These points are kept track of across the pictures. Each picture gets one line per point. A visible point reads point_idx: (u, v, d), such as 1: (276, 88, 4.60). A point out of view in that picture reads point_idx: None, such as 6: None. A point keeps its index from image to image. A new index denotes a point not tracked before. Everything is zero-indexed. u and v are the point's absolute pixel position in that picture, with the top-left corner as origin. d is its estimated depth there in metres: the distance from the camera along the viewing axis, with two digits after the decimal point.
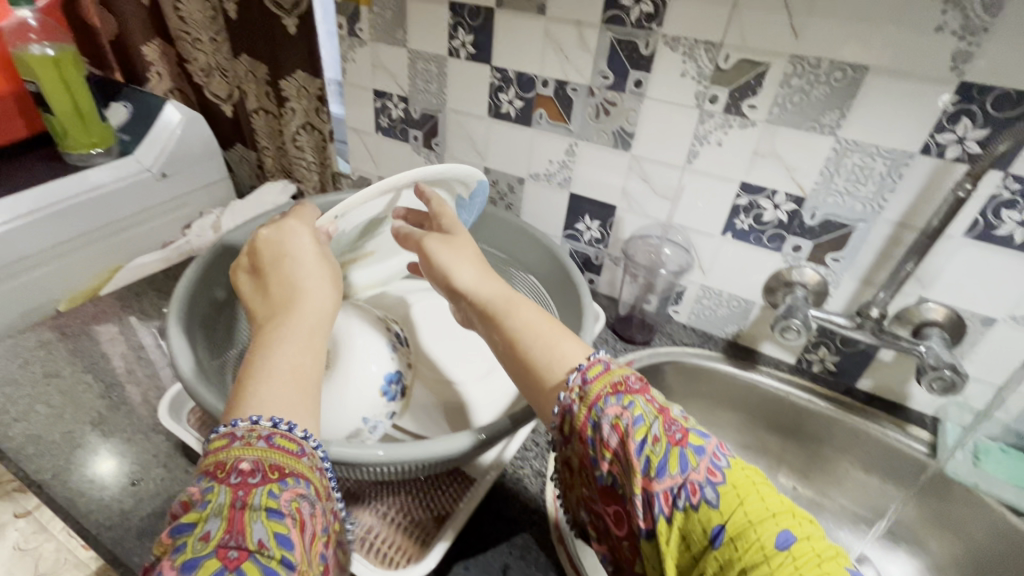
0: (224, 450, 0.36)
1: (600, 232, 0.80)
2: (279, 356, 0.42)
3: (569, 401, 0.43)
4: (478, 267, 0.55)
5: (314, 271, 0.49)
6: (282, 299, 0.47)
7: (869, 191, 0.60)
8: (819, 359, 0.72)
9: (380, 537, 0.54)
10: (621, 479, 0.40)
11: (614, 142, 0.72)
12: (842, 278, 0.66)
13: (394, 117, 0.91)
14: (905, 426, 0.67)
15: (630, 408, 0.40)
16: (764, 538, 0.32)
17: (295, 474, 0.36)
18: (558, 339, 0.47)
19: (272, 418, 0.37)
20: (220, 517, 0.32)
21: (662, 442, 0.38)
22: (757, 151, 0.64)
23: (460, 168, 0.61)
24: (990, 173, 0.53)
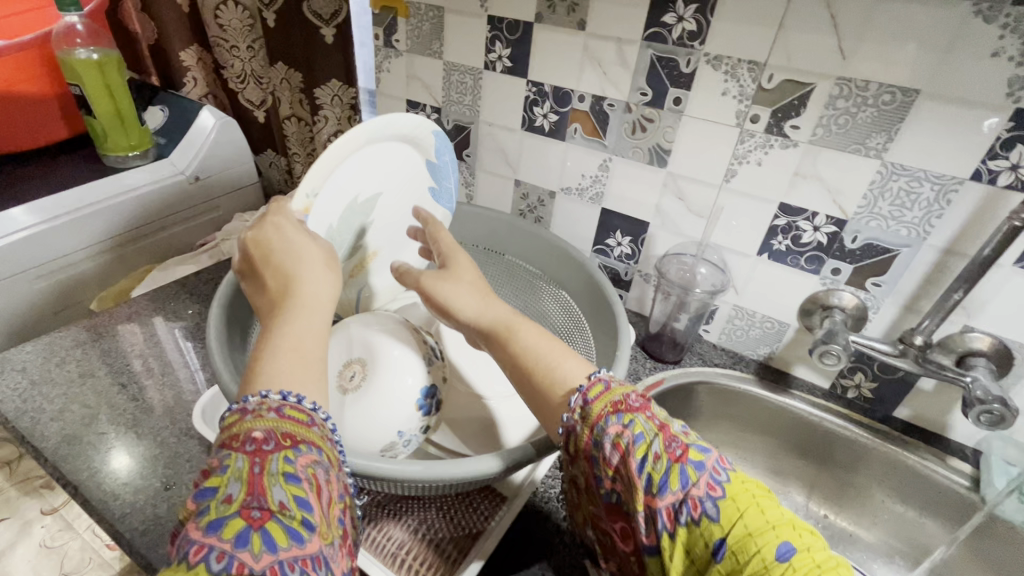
0: (237, 423, 0.35)
1: (630, 248, 0.80)
2: (278, 341, 0.42)
3: (571, 422, 0.43)
4: (477, 293, 0.57)
5: (310, 258, 0.49)
6: (281, 290, 0.47)
7: (915, 216, 0.59)
8: (855, 385, 0.70)
9: (408, 551, 0.54)
10: (624, 497, 0.40)
11: (649, 158, 0.72)
12: (883, 303, 0.65)
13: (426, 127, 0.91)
14: (946, 459, 0.65)
15: (630, 427, 0.40)
16: (764, 552, 0.32)
17: (308, 441, 0.36)
18: (559, 360, 0.49)
19: (281, 391, 0.37)
20: (240, 481, 0.32)
21: (662, 459, 0.37)
22: (798, 172, 0.63)
23: (398, 121, 0.62)
24: None
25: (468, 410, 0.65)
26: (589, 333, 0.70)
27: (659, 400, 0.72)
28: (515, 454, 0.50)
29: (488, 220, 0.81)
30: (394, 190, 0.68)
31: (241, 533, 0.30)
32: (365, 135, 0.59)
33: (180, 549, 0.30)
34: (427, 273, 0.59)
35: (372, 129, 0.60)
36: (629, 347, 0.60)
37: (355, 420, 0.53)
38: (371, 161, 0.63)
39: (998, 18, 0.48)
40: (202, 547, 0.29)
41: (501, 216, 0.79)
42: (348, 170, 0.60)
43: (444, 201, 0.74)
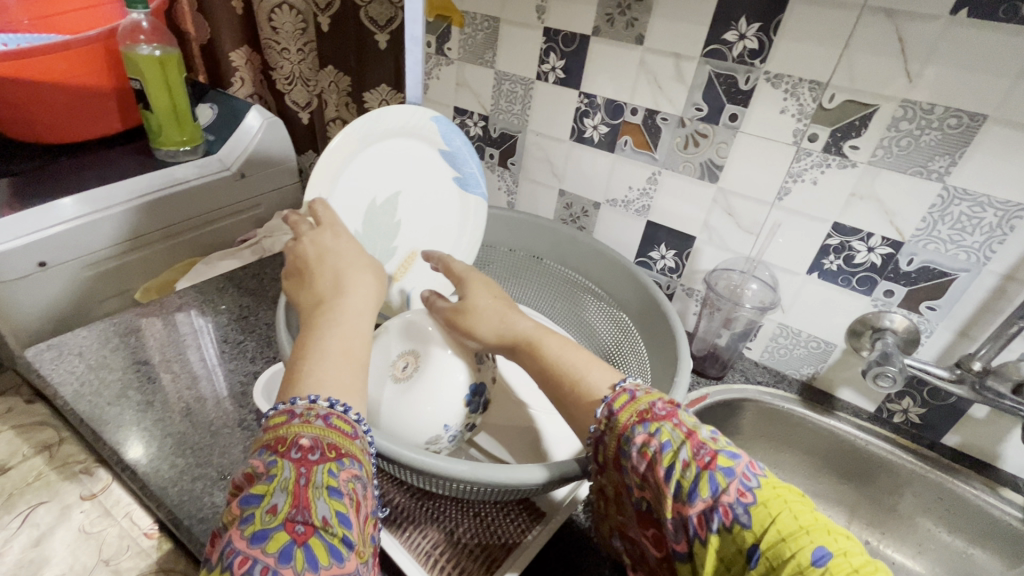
0: (283, 427, 0.35)
1: (674, 262, 0.80)
2: (329, 341, 0.42)
3: (599, 432, 0.43)
4: (506, 312, 0.55)
5: (360, 265, 0.50)
6: (328, 287, 0.48)
7: (975, 241, 0.58)
8: (903, 410, 0.70)
9: (439, 550, 0.49)
10: (652, 504, 0.39)
11: (700, 173, 0.72)
12: (937, 327, 0.64)
13: (472, 134, 0.92)
14: (997, 488, 0.64)
15: (658, 435, 0.39)
16: (799, 556, 0.31)
17: (351, 455, 0.36)
18: (587, 368, 0.48)
19: (329, 398, 0.37)
20: (286, 491, 0.32)
21: (690, 466, 0.36)
22: (855, 192, 0.63)
23: (393, 114, 0.63)
24: None
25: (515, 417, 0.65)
26: (642, 350, 0.70)
27: (702, 415, 0.72)
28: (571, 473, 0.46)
29: (552, 233, 0.81)
30: (421, 191, 0.68)
31: (284, 548, 0.29)
32: (360, 136, 0.61)
33: (223, 556, 0.30)
34: (446, 306, 0.56)
35: (365, 127, 0.61)
36: (688, 372, 0.59)
37: (401, 411, 0.52)
38: (380, 160, 0.64)
39: None
40: (247, 560, 0.28)
41: (568, 231, 0.80)
42: (356, 173, 0.61)
43: (473, 186, 0.71)
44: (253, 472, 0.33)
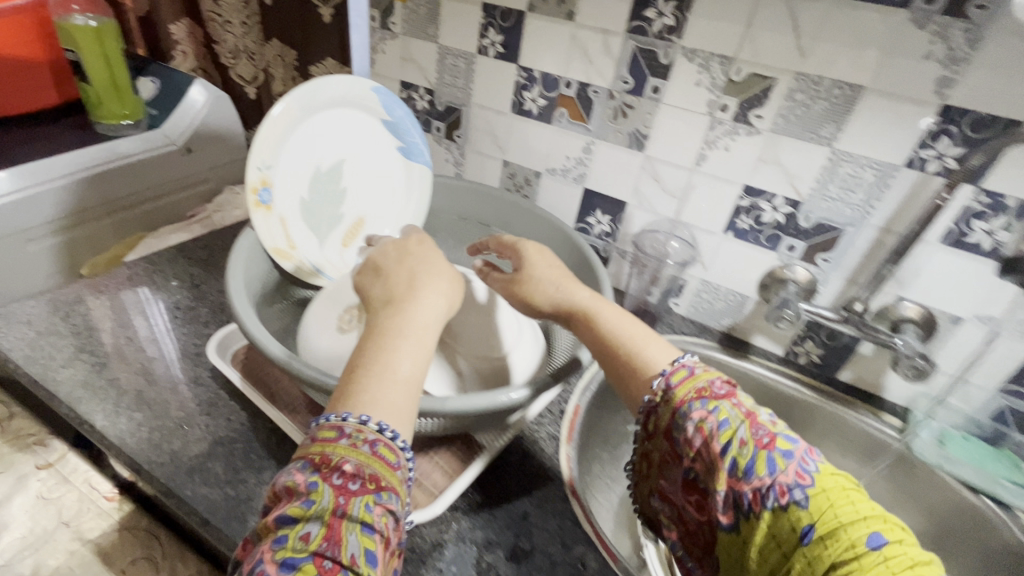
0: (331, 444, 0.38)
1: (609, 227, 0.86)
2: (396, 357, 0.43)
3: (654, 403, 0.49)
4: (569, 284, 0.59)
5: (440, 274, 0.51)
6: (405, 288, 0.49)
7: (858, 198, 0.66)
8: (806, 352, 0.78)
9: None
10: (703, 474, 0.45)
11: (629, 142, 0.78)
12: (831, 276, 0.73)
13: (419, 108, 0.95)
14: (880, 415, 0.74)
15: (715, 413, 0.45)
16: (854, 539, 0.37)
17: (390, 488, 0.37)
18: (643, 346, 0.53)
19: (381, 423, 0.39)
20: (321, 520, 0.34)
21: (748, 445, 0.43)
22: (760, 157, 0.70)
23: (333, 83, 0.65)
24: (964, 187, 0.59)
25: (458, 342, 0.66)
26: None
27: None
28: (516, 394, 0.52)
29: (495, 200, 0.86)
30: (363, 159, 0.72)
31: None
32: (299, 105, 0.62)
33: (255, 572, 0.33)
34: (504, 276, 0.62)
35: (305, 97, 0.63)
36: None
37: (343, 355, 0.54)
38: (324, 128, 0.66)
39: (930, 25, 0.56)
40: None
41: (509, 197, 0.85)
42: (299, 141, 0.64)
43: (416, 155, 0.75)
44: (294, 487, 0.36)
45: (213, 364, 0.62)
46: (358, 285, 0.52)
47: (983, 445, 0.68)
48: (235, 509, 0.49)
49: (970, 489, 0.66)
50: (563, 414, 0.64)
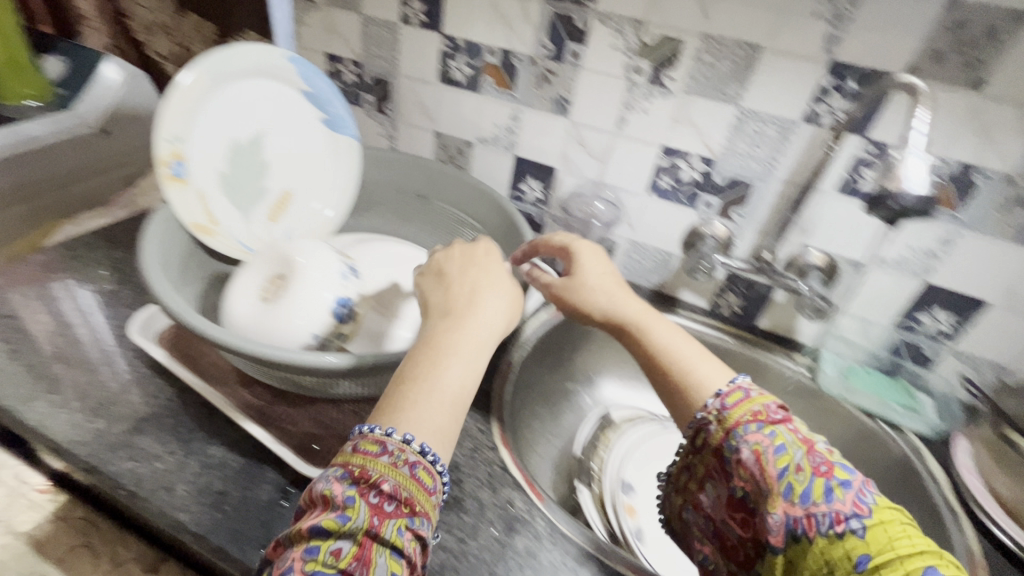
0: (371, 460, 0.40)
1: (541, 193, 0.89)
2: (445, 376, 0.46)
3: (706, 420, 0.49)
4: (628, 296, 0.59)
5: (500, 288, 0.54)
6: (465, 301, 0.52)
7: (764, 153, 0.71)
8: (728, 303, 0.83)
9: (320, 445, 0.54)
10: (752, 495, 0.45)
11: (553, 108, 0.80)
12: (745, 230, 0.77)
13: (347, 80, 0.94)
14: (794, 356, 0.79)
15: (772, 437, 0.45)
16: (912, 570, 0.37)
17: (422, 514, 0.39)
18: (695, 364, 0.53)
19: (422, 445, 0.41)
20: (354, 538, 0.36)
21: (803, 471, 0.43)
22: (675, 118, 0.73)
23: (245, 52, 0.64)
24: (851, 138, 0.64)
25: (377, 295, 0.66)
26: None
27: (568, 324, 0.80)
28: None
29: (427, 169, 0.86)
30: (284, 130, 0.71)
31: None
32: (209, 74, 0.61)
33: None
34: (557, 279, 0.61)
35: (214, 66, 0.61)
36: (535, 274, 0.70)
37: (266, 324, 0.53)
38: (239, 98, 0.65)
39: None
40: None
41: (438, 165, 0.85)
42: (212, 112, 0.63)
43: (341, 127, 0.74)
44: (332, 497, 0.38)
45: (136, 343, 0.61)
46: (420, 290, 0.56)
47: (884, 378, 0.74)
48: (161, 478, 0.49)
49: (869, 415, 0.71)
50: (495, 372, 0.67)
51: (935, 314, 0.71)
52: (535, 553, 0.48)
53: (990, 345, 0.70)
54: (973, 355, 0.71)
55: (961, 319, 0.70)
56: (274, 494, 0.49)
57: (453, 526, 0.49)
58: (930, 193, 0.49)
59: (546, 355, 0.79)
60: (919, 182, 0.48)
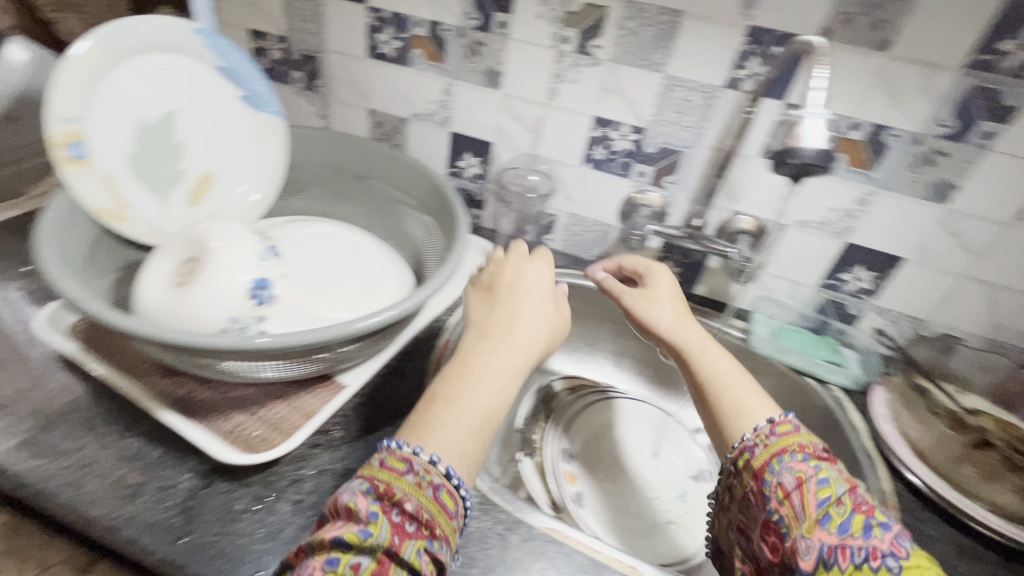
0: (396, 478, 0.41)
1: (480, 168, 0.87)
2: (473, 398, 0.47)
3: (750, 442, 0.48)
4: (682, 317, 0.61)
5: (541, 312, 0.56)
6: (508, 320, 0.54)
7: (691, 120, 0.71)
8: (666, 271, 0.85)
9: (243, 428, 0.52)
10: (783, 521, 0.43)
11: (485, 80, 0.79)
12: (678, 198, 0.78)
13: (273, 57, 0.90)
14: (729, 320, 0.81)
15: (816, 469, 0.45)
16: None
17: (442, 537, 0.40)
18: (742, 393, 0.53)
19: (449, 471, 0.42)
20: (373, 554, 0.37)
21: (845, 507, 0.42)
22: (605, 88, 0.73)
23: (145, 25, 0.60)
24: (768, 102, 0.65)
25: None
26: (439, 239, 0.77)
27: None
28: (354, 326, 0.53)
29: (358, 146, 0.83)
30: (198, 109, 0.67)
31: None
32: (104, 49, 0.57)
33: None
34: (628, 290, 0.64)
35: (110, 40, 0.58)
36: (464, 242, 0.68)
37: (178, 310, 0.51)
38: (142, 75, 0.61)
39: None
40: None
41: (369, 143, 0.82)
42: (112, 90, 0.59)
43: (263, 105, 0.71)
44: (357, 507, 0.39)
45: (44, 338, 0.58)
46: (469, 302, 0.59)
47: (812, 336, 0.77)
48: (71, 475, 0.47)
49: (799, 372, 0.74)
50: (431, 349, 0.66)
51: (856, 272, 0.74)
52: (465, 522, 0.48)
53: (907, 299, 0.73)
54: (892, 310, 0.75)
55: (880, 276, 0.73)
56: (195, 482, 0.48)
57: None
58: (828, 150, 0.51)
59: None
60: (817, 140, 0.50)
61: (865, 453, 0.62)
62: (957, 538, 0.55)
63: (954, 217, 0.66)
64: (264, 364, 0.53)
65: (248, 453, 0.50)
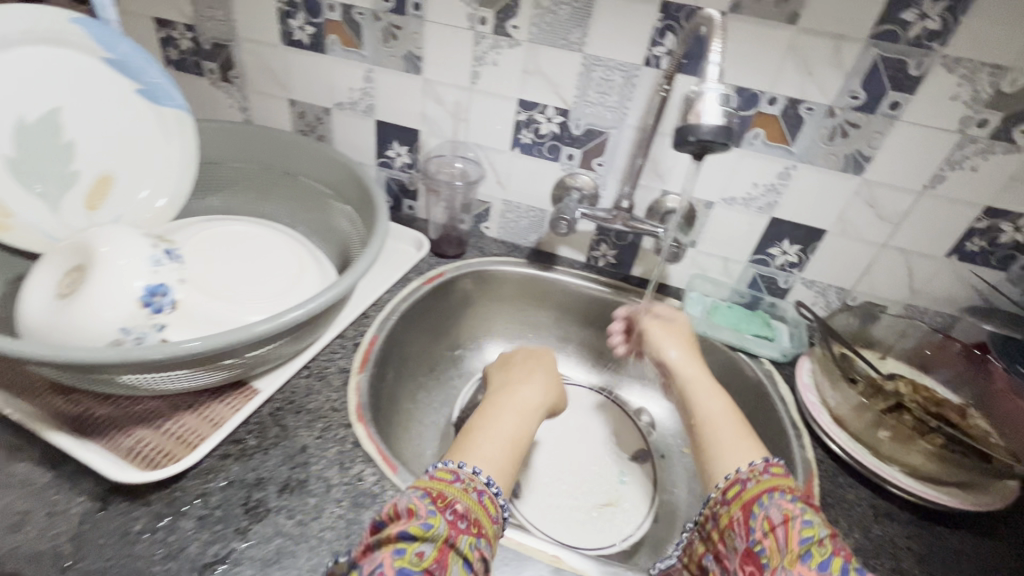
0: (448, 483, 0.44)
1: (409, 158, 0.85)
2: (502, 424, 0.53)
3: (744, 476, 0.45)
4: (693, 356, 0.59)
5: (550, 377, 0.62)
6: (519, 377, 0.62)
7: (614, 100, 0.70)
8: (603, 255, 0.84)
9: (145, 444, 0.49)
10: (765, 552, 0.39)
11: (405, 66, 0.76)
12: (608, 180, 0.77)
13: (183, 48, 0.85)
14: (665, 300, 0.81)
15: (804, 511, 0.41)
16: None
17: (486, 537, 0.42)
18: (737, 438, 0.49)
19: (491, 479, 0.46)
20: (434, 542, 0.39)
21: (827, 547, 0.38)
22: (526, 69, 0.71)
23: (9, 16, 0.56)
24: (682, 78, 0.65)
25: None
26: (359, 229, 0.74)
27: (442, 290, 0.79)
28: (256, 328, 0.51)
29: (277, 139, 0.79)
30: (86, 105, 0.63)
31: None
32: None
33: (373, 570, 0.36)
34: (648, 322, 0.64)
35: None
36: (383, 233, 0.65)
37: (62, 324, 0.47)
38: (14, 71, 0.57)
39: None
40: None
41: (286, 134, 0.79)
42: None
43: (165, 99, 0.66)
44: (415, 506, 0.41)
45: None
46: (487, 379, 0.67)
47: (743, 311, 0.78)
48: None
49: (733, 348, 0.74)
50: (355, 347, 0.64)
51: (783, 246, 0.75)
52: None
53: (831, 270, 0.75)
54: (818, 282, 0.77)
55: (806, 248, 0.74)
56: (89, 505, 0.45)
57: (295, 510, 0.46)
58: (727, 127, 0.50)
59: (422, 323, 0.77)
60: (712, 117, 0.49)
61: (792, 424, 0.64)
62: (875, 501, 0.56)
63: (870, 187, 0.67)
64: (165, 376, 0.50)
65: (147, 470, 0.47)
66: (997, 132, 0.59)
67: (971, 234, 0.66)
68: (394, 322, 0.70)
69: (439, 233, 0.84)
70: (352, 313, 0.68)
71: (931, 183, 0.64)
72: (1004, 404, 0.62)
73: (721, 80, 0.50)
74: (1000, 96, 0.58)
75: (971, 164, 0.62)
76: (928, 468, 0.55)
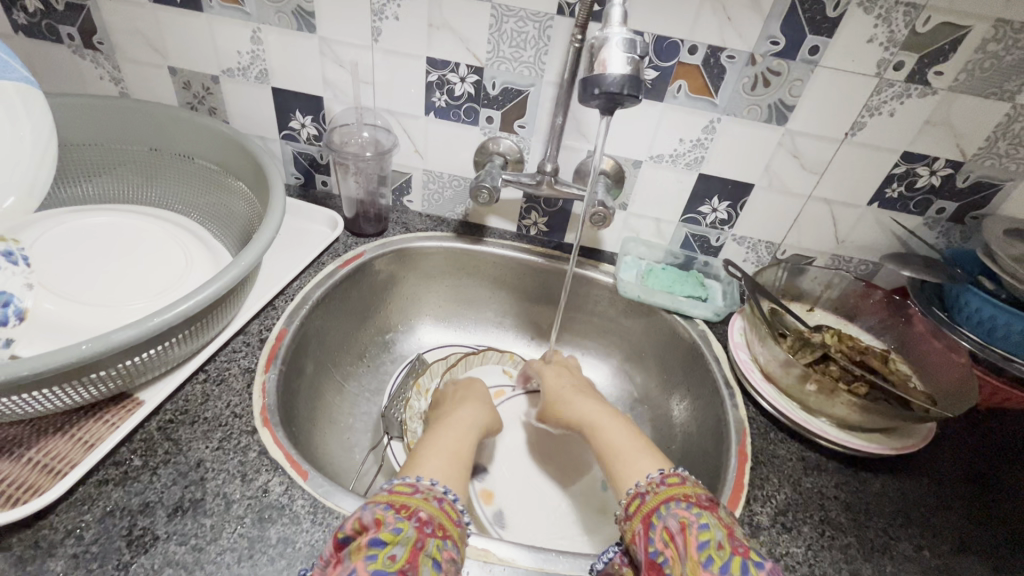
0: (408, 495, 0.40)
1: (315, 129, 0.77)
2: (433, 443, 0.49)
3: (642, 489, 0.44)
4: (588, 398, 0.58)
5: (472, 407, 0.58)
6: (443, 411, 0.59)
7: (530, 56, 0.65)
8: (534, 223, 0.80)
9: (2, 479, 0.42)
10: (668, 562, 0.38)
11: (297, 24, 0.67)
12: (532, 143, 0.72)
13: (30, 9, 0.71)
14: (600, 266, 0.78)
15: (699, 516, 0.40)
16: None
17: (454, 538, 0.39)
18: (635, 459, 0.47)
19: (448, 489, 0.42)
20: (404, 544, 0.36)
21: (726, 550, 0.37)
22: (431, 23, 0.64)
23: None
24: (592, 26, 0.61)
25: (69, 297, 0.53)
26: (255, 207, 0.67)
27: (361, 273, 0.73)
28: (115, 337, 0.43)
29: (152, 113, 0.69)
30: None
31: None
32: None
33: None
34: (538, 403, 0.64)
35: None
36: (279, 212, 0.59)
37: None
38: None
39: None
40: None
41: (163, 107, 0.69)
42: None
43: (3, 70, 0.54)
44: (381, 518, 0.38)
45: None
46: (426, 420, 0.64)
47: (677, 272, 0.76)
48: None
49: (668, 311, 0.72)
50: (261, 344, 0.58)
51: (713, 204, 0.73)
52: (291, 539, 0.43)
53: (760, 225, 0.74)
54: (749, 237, 0.76)
55: (735, 205, 0.73)
56: None
57: (188, 535, 0.42)
58: (635, 75, 0.47)
59: (342, 309, 0.71)
60: (617, 65, 0.47)
61: (725, 383, 0.64)
62: (803, 454, 0.57)
63: (793, 137, 0.65)
64: (23, 399, 0.42)
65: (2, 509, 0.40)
66: (912, 75, 0.58)
67: (891, 181, 0.66)
68: (307, 312, 0.64)
69: (356, 210, 0.77)
70: (255, 305, 0.61)
71: (852, 131, 0.63)
72: (923, 346, 0.64)
73: (625, 25, 0.49)
74: (915, 37, 0.56)
75: (889, 109, 0.61)
76: (854, 418, 0.56)
